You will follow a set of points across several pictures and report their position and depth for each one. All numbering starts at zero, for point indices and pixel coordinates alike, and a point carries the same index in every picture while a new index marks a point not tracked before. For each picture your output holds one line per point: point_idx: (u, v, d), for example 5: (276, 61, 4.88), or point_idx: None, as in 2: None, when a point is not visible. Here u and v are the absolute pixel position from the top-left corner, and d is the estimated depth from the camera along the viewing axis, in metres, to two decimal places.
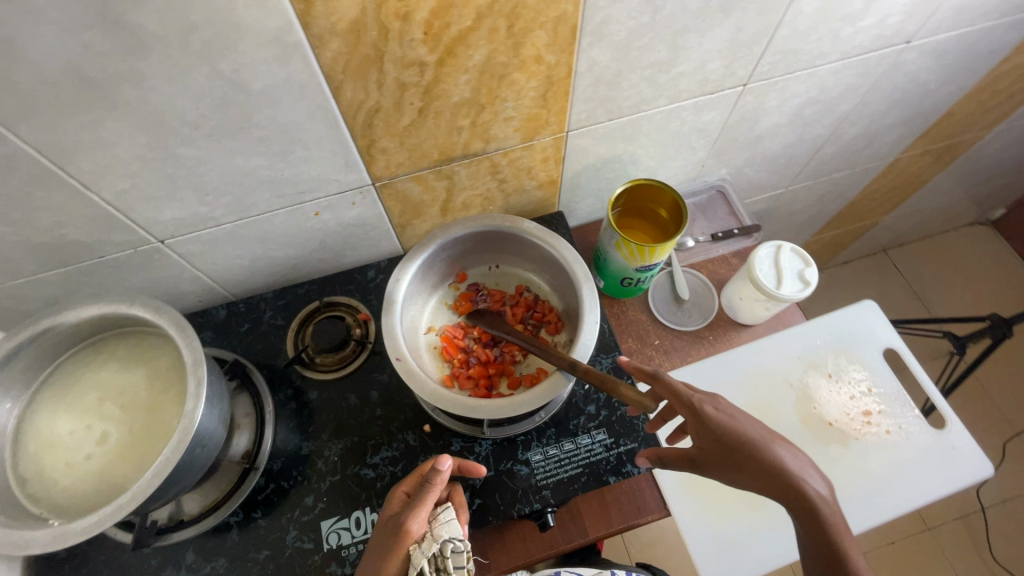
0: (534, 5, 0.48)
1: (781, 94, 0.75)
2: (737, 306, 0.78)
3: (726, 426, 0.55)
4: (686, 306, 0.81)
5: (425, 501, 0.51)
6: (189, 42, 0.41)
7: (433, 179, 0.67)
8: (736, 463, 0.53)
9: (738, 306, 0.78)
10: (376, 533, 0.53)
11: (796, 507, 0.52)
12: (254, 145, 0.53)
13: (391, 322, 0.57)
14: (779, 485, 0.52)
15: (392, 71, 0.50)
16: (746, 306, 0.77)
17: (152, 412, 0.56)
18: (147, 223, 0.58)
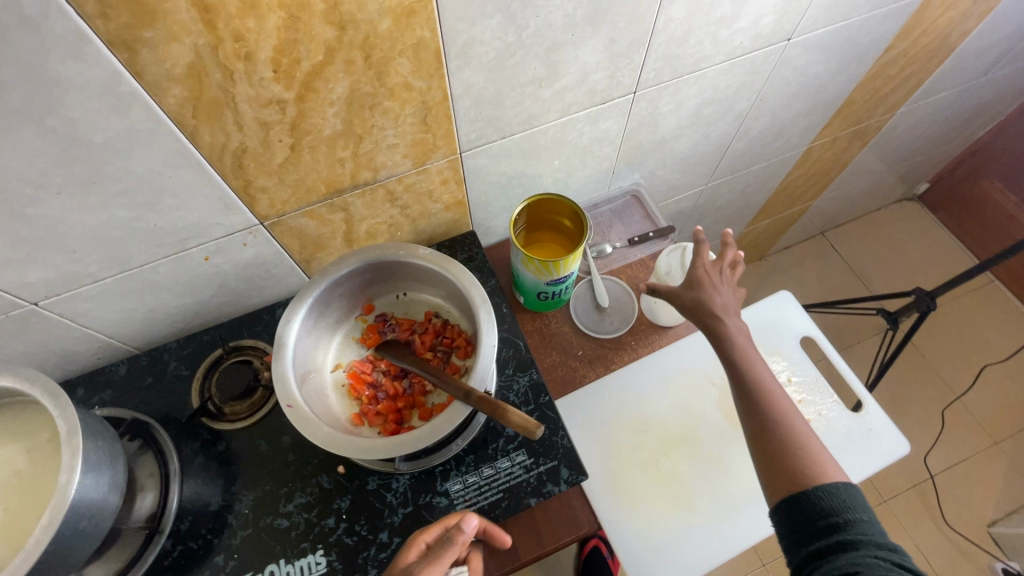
0: (386, 34, 0.47)
1: (674, 98, 0.76)
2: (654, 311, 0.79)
3: (709, 281, 0.66)
4: (607, 317, 0.81)
5: (443, 560, 0.52)
6: (5, 100, 0.39)
7: (327, 213, 0.65)
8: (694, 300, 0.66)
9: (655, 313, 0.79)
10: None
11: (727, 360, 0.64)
12: (114, 197, 0.50)
13: (281, 366, 0.55)
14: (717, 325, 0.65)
15: (249, 110, 0.48)
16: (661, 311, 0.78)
17: (32, 490, 0.53)
18: (12, 287, 0.54)
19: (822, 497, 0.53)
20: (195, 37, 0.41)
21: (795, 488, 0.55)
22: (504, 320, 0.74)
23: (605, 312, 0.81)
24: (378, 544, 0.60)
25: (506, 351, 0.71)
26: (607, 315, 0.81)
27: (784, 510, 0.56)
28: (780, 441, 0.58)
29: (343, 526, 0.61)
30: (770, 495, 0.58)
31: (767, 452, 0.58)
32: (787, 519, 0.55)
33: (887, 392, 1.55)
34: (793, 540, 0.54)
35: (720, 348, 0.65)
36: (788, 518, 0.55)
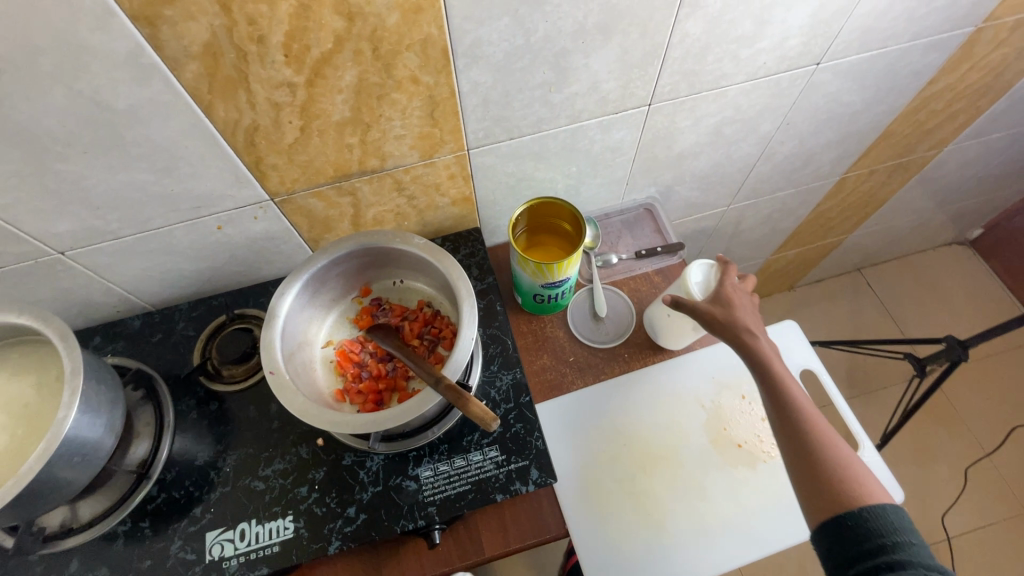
0: (394, 27, 0.49)
1: (692, 114, 0.75)
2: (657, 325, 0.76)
3: (736, 296, 0.66)
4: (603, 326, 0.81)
5: None
6: (40, 63, 0.43)
7: (335, 195, 0.68)
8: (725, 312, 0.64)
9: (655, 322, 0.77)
10: None
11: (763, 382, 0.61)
12: (134, 161, 0.54)
13: (270, 333, 0.58)
14: (751, 338, 0.63)
15: (261, 91, 0.51)
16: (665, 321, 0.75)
17: (36, 421, 0.58)
18: (41, 235, 0.59)
19: (872, 518, 0.52)
20: (212, 18, 0.44)
21: (844, 509, 0.53)
22: (496, 317, 0.75)
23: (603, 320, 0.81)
24: (345, 518, 0.62)
25: (494, 348, 0.72)
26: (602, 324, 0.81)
27: (829, 529, 0.53)
28: (821, 460, 0.56)
29: (314, 496, 0.64)
30: (814, 516, 0.55)
31: (809, 472, 0.56)
32: (834, 538, 0.53)
33: (910, 443, 1.46)
34: (840, 559, 0.52)
35: (755, 362, 0.62)
36: (836, 551, 0.52)
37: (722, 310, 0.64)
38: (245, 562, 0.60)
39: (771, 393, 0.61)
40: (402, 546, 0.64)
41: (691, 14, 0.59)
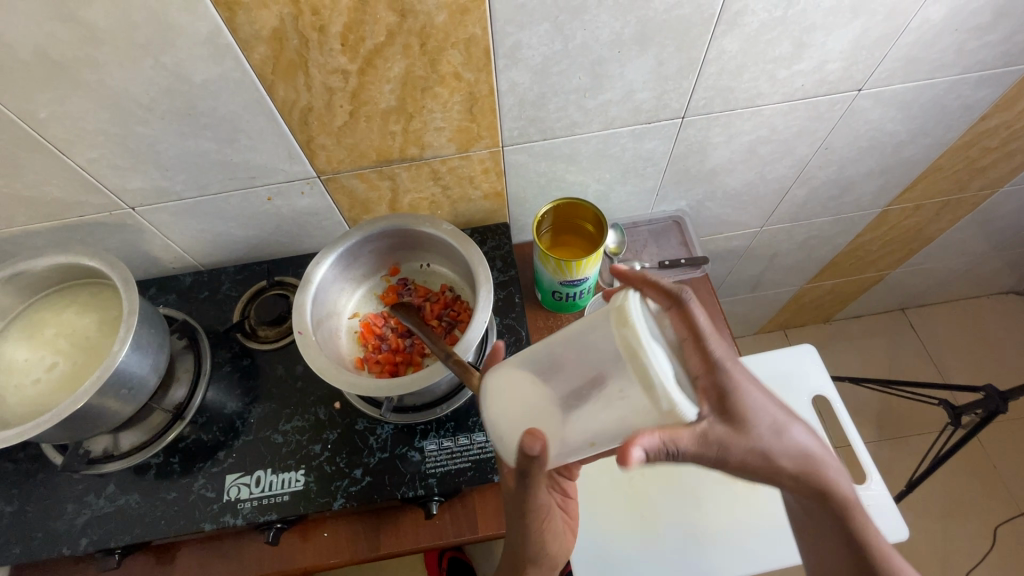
0: (441, 25, 0.54)
1: (726, 130, 0.76)
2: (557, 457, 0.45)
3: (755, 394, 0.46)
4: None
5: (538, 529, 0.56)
6: (135, 37, 0.50)
7: (376, 179, 0.73)
8: (770, 440, 0.47)
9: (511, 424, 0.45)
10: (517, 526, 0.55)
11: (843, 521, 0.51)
12: (202, 130, 0.61)
13: (302, 298, 0.63)
14: (818, 464, 0.50)
15: (318, 75, 0.57)
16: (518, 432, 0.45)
17: (94, 354, 0.65)
18: (117, 190, 0.67)
19: None
20: (281, 7, 0.50)
21: None
22: (513, 309, 0.78)
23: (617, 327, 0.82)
24: (351, 478, 0.67)
25: (508, 337, 0.75)
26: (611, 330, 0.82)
27: None
28: None
29: (325, 454, 0.68)
30: None
31: None
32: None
33: (940, 495, 1.39)
34: None
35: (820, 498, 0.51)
36: None
37: (745, 444, 0.45)
38: (257, 506, 0.66)
39: (839, 521, 0.52)
40: (403, 513, 0.68)
41: (727, 31, 0.61)
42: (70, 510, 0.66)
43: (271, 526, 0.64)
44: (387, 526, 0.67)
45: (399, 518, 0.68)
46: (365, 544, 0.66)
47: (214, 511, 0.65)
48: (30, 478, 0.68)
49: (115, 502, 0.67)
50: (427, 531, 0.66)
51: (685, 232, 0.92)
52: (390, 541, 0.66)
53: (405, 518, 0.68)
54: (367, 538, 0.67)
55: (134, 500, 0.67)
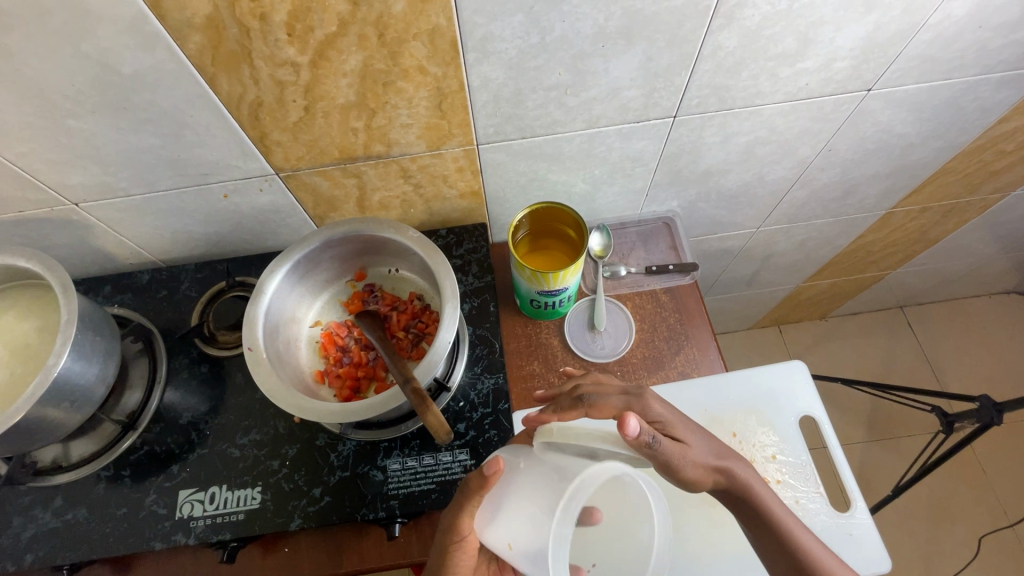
0: (399, 15, 0.48)
1: (722, 131, 0.70)
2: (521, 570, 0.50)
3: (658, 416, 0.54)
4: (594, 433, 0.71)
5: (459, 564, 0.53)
6: (48, 23, 0.44)
7: (340, 176, 0.67)
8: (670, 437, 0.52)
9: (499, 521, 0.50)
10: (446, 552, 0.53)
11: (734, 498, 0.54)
12: (142, 125, 0.55)
13: (254, 310, 0.59)
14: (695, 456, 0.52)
15: (264, 68, 0.51)
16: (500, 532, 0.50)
17: (32, 363, 0.61)
18: (56, 186, 0.62)
19: None
20: None
21: None
22: (488, 318, 0.74)
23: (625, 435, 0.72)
24: (309, 497, 0.63)
25: (481, 350, 0.71)
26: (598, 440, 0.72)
27: None
28: None
29: (284, 471, 0.65)
30: None
31: None
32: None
33: (926, 498, 1.38)
34: None
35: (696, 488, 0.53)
36: None
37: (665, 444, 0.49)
38: (211, 524, 0.62)
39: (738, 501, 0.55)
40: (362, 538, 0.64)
41: (725, 26, 0.54)
42: (16, 523, 0.63)
43: (225, 545, 0.62)
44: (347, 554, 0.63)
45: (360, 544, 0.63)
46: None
47: (166, 529, 0.63)
48: None
49: (62, 517, 0.64)
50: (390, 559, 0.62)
51: (678, 235, 0.87)
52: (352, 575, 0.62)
53: (365, 542, 0.63)
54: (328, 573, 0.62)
55: (83, 515, 0.63)
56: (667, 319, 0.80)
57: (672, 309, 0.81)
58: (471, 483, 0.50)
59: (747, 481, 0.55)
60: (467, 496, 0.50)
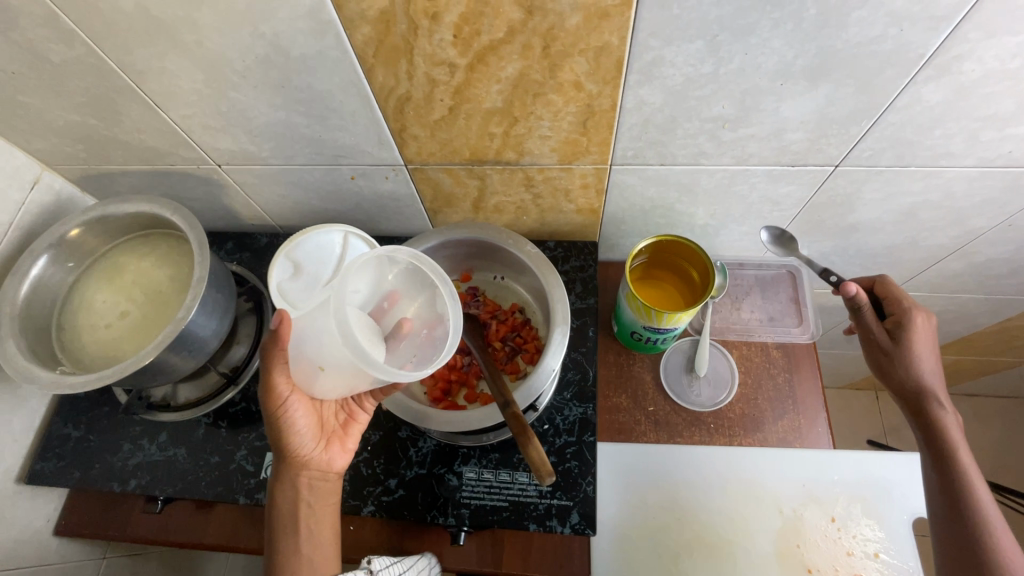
0: (572, 28, 0.45)
1: (885, 188, 0.63)
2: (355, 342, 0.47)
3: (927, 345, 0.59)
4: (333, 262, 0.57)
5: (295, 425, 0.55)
6: (236, 2, 0.45)
7: (465, 176, 0.67)
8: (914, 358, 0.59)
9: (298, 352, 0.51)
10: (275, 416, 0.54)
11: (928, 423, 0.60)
12: (294, 105, 0.56)
13: (285, 282, 0.54)
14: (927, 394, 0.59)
15: (422, 65, 0.50)
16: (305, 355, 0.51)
17: (162, 313, 0.64)
18: (207, 148, 0.65)
19: None
20: None
21: None
22: (584, 342, 0.71)
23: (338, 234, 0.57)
24: (384, 487, 0.64)
25: (572, 374, 0.68)
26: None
27: None
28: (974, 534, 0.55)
29: (363, 455, 0.66)
30: None
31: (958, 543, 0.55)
32: None
33: None
34: None
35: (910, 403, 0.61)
36: None
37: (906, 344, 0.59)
38: None
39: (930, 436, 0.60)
40: (283, 482, 0.56)
41: (934, 78, 0.47)
42: (126, 449, 0.69)
43: None
44: (279, 498, 0.55)
45: (299, 502, 0.56)
46: (279, 540, 0.54)
47: (250, 486, 0.66)
48: (97, 408, 0.72)
49: (164, 454, 0.68)
50: (321, 499, 0.57)
51: (768, 227, 0.72)
52: (297, 548, 0.54)
53: (289, 491, 0.56)
54: (269, 525, 0.55)
55: (181, 456, 0.68)
56: (775, 377, 0.74)
57: (782, 368, 0.74)
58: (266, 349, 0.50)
59: (937, 415, 0.60)
60: (269, 360, 0.50)
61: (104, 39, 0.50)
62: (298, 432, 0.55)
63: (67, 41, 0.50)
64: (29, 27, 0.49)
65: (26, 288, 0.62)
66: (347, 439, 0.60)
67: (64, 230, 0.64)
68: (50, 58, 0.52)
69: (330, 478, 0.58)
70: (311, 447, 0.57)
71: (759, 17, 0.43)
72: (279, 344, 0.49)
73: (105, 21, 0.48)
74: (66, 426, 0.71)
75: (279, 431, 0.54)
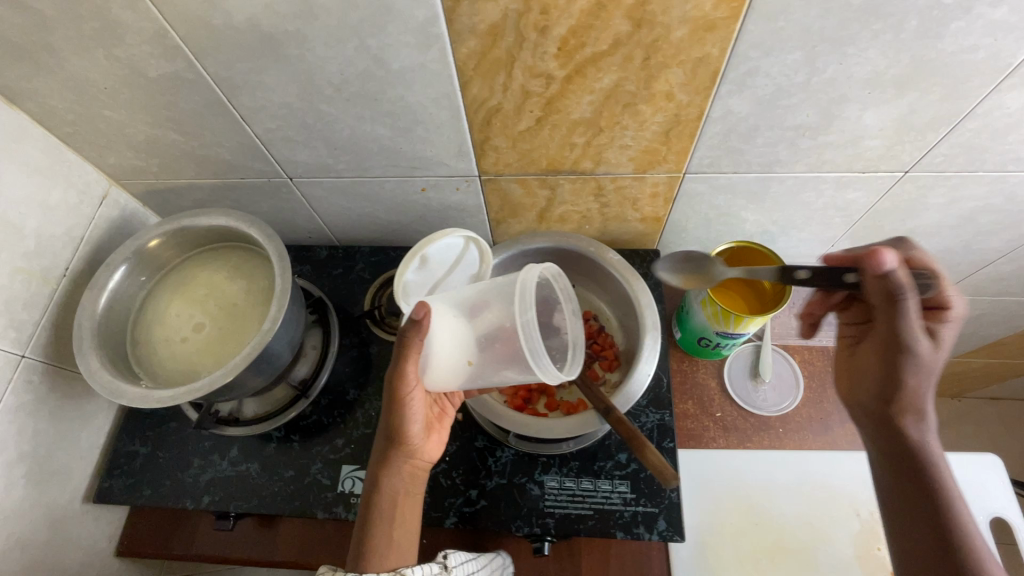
0: (676, 40, 0.46)
1: (950, 193, 0.65)
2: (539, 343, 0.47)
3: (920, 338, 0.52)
4: (449, 261, 0.62)
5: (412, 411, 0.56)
6: (349, 17, 0.46)
7: (536, 186, 0.68)
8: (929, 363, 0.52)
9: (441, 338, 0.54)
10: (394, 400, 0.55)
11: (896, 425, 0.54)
12: (382, 117, 0.57)
13: (411, 279, 0.59)
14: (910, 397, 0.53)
15: (520, 78, 0.51)
16: (451, 350, 0.52)
17: (237, 327, 0.64)
18: (282, 160, 0.65)
19: None
20: (510, 2, 0.44)
21: None
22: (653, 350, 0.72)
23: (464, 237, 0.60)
24: (466, 498, 0.64)
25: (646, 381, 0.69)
26: (459, 276, 0.63)
27: None
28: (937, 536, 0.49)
29: (442, 466, 0.66)
30: None
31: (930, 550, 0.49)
32: None
33: None
34: None
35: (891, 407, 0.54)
36: None
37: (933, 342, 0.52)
38: None
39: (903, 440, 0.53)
40: (389, 466, 0.57)
41: (1018, 85, 0.49)
42: (196, 465, 0.68)
43: None
44: (384, 480, 0.56)
45: (401, 488, 0.56)
46: (376, 523, 0.54)
47: (328, 500, 0.65)
48: (163, 425, 0.71)
49: (236, 469, 0.68)
50: (417, 487, 0.58)
51: (662, 259, 0.66)
52: (397, 533, 0.54)
53: (394, 475, 0.57)
54: (368, 508, 0.55)
55: (255, 471, 0.67)
56: None
57: None
58: (406, 335, 0.51)
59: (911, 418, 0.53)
60: (408, 349, 0.52)
61: (206, 54, 0.50)
62: (414, 418, 0.57)
63: (169, 57, 0.51)
64: (133, 43, 0.49)
65: (103, 302, 0.62)
66: (441, 431, 0.62)
67: (139, 243, 0.64)
68: (147, 73, 0.53)
69: (424, 467, 0.60)
70: (418, 433, 0.58)
71: (861, 28, 0.44)
72: (419, 333, 0.51)
73: (212, 35, 0.48)
74: (132, 443, 0.70)
75: (397, 414, 0.56)
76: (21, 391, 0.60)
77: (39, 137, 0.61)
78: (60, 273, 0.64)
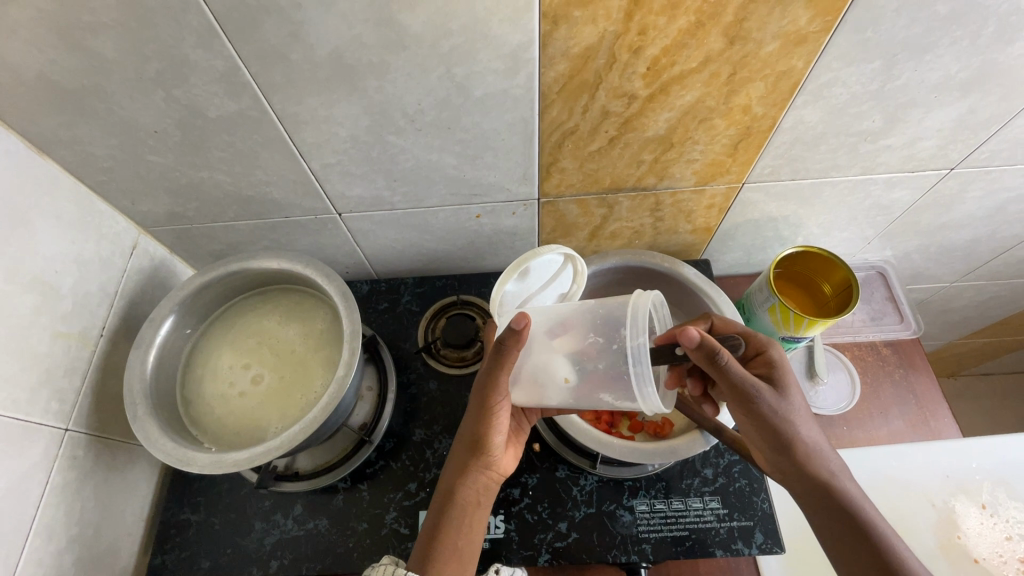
0: (765, 55, 0.47)
1: (988, 186, 0.68)
2: (648, 372, 0.47)
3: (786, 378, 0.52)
4: (546, 277, 0.64)
5: (499, 419, 0.55)
6: (439, 45, 0.44)
7: (594, 206, 0.67)
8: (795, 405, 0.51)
9: (542, 360, 0.52)
10: (481, 407, 0.54)
11: (817, 477, 0.50)
12: (452, 145, 0.55)
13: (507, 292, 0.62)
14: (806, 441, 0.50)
15: (602, 98, 0.50)
16: (545, 365, 0.52)
17: (302, 374, 0.60)
18: (334, 196, 0.62)
19: None
20: (609, 25, 0.43)
21: None
22: None
23: (564, 256, 0.62)
24: (556, 532, 0.61)
25: None
26: (551, 292, 0.65)
27: None
28: None
29: (526, 501, 0.63)
30: None
31: None
32: None
33: None
34: None
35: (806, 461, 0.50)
36: None
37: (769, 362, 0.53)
38: None
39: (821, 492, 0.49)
40: (468, 478, 0.55)
41: None
42: (258, 528, 0.63)
43: None
44: (462, 492, 0.54)
45: (476, 501, 0.54)
46: (446, 535, 0.51)
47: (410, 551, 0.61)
48: (215, 487, 0.65)
49: (304, 527, 0.63)
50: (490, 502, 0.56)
51: (718, 288, 0.70)
52: (466, 547, 0.51)
53: (472, 485, 0.55)
54: (437, 518, 0.52)
55: (324, 527, 0.63)
56: (891, 373, 0.77)
57: (896, 364, 0.78)
58: (506, 344, 0.50)
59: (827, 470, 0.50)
60: (505, 357, 0.51)
61: (276, 89, 0.47)
62: (499, 427, 0.56)
63: (234, 95, 0.48)
64: (198, 82, 0.46)
65: (152, 361, 0.57)
66: (516, 446, 0.61)
67: (184, 294, 0.60)
68: (206, 114, 0.49)
69: (498, 481, 0.57)
70: (499, 445, 0.57)
71: (941, 36, 0.46)
72: (518, 342, 0.49)
73: (287, 71, 0.46)
74: (183, 511, 0.64)
75: (484, 421, 0.55)
76: (67, 468, 0.54)
77: (70, 188, 0.56)
78: (98, 333, 0.58)
